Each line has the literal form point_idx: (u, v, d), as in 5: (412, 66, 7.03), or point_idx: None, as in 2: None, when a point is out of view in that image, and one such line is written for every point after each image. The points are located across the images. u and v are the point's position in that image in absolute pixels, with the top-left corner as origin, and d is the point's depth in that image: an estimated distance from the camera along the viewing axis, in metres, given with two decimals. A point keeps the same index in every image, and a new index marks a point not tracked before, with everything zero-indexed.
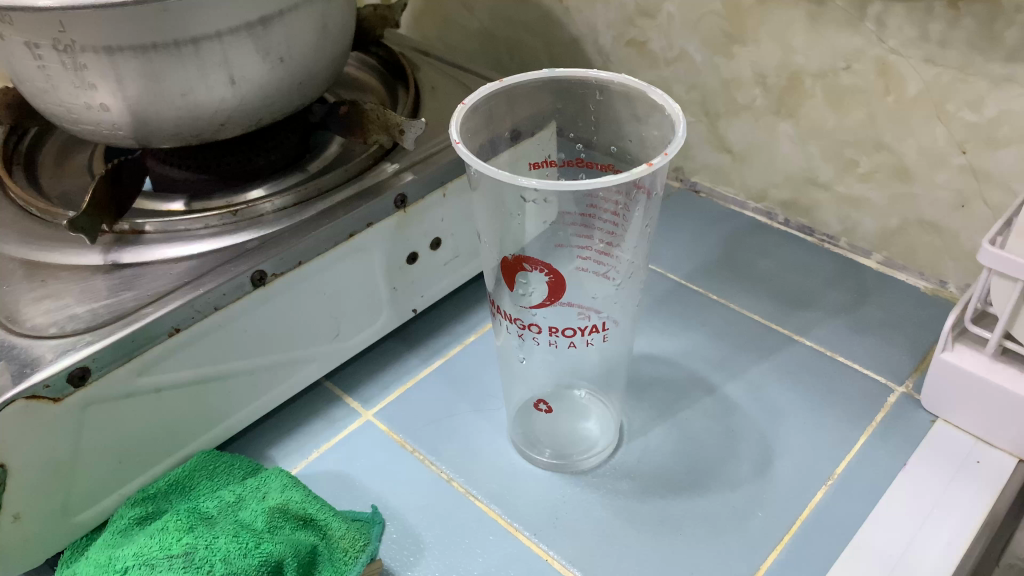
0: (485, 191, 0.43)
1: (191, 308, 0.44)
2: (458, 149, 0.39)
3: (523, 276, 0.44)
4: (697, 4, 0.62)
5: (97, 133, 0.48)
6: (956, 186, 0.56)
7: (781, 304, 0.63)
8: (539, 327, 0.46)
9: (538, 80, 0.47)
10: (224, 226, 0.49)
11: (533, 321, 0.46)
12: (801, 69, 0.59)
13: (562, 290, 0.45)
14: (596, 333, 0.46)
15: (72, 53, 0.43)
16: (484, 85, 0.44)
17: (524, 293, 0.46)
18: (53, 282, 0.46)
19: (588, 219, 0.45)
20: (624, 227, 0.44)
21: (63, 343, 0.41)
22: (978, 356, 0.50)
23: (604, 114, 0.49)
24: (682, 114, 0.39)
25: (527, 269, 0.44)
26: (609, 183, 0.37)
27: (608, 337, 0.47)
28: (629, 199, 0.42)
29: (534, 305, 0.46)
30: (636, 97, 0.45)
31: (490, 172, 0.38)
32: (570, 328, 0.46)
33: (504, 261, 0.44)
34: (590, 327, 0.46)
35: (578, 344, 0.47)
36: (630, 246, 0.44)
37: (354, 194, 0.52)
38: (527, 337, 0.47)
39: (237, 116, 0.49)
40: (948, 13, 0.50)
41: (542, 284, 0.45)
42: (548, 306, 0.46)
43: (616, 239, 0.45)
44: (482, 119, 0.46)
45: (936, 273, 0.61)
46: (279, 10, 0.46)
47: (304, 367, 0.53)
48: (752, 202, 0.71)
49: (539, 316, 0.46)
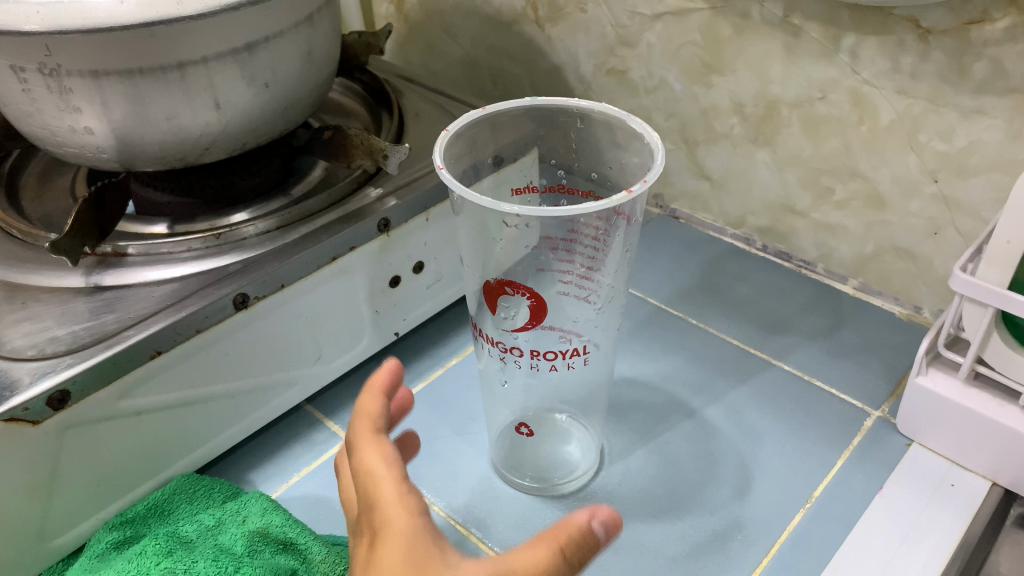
0: (466, 216, 0.44)
1: (173, 330, 0.44)
2: (442, 173, 0.39)
3: (505, 300, 0.45)
4: (676, 34, 0.64)
5: (81, 155, 0.48)
6: (928, 214, 0.57)
7: (759, 329, 0.63)
8: (520, 350, 0.46)
9: (520, 107, 0.48)
10: (207, 249, 0.49)
11: (514, 343, 0.46)
12: (778, 98, 0.61)
13: (543, 315, 0.45)
14: (577, 356, 0.47)
15: (57, 76, 0.43)
16: (468, 111, 0.45)
17: (507, 316, 0.45)
18: (33, 304, 0.45)
19: (571, 242, 0.46)
20: (606, 252, 0.45)
21: (42, 366, 0.41)
22: (951, 381, 0.50)
23: (585, 142, 0.50)
24: (661, 142, 0.40)
25: (509, 293, 0.45)
26: (589, 210, 0.38)
27: (589, 360, 0.48)
28: (610, 224, 0.42)
29: (516, 328, 0.45)
30: (615, 125, 0.46)
31: (473, 198, 0.38)
32: (551, 351, 0.46)
33: (488, 285, 0.45)
34: (572, 351, 0.46)
35: (558, 368, 0.47)
36: (611, 271, 0.45)
37: (336, 217, 0.52)
38: (507, 361, 0.48)
39: (221, 140, 0.50)
40: (918, 46, 0.51)
41: (524, 307, 0.45)
42: (529, 330, 0.45)
43: (598, 264, 0.46)
44: (465, 145, 0.47)
45: (911, 298, 0.62)
46: (265, 36, 0.47)
47: (286, 391, 0.53)
48: (730, 229, 0.72)
49: (521, 339, 0.46)
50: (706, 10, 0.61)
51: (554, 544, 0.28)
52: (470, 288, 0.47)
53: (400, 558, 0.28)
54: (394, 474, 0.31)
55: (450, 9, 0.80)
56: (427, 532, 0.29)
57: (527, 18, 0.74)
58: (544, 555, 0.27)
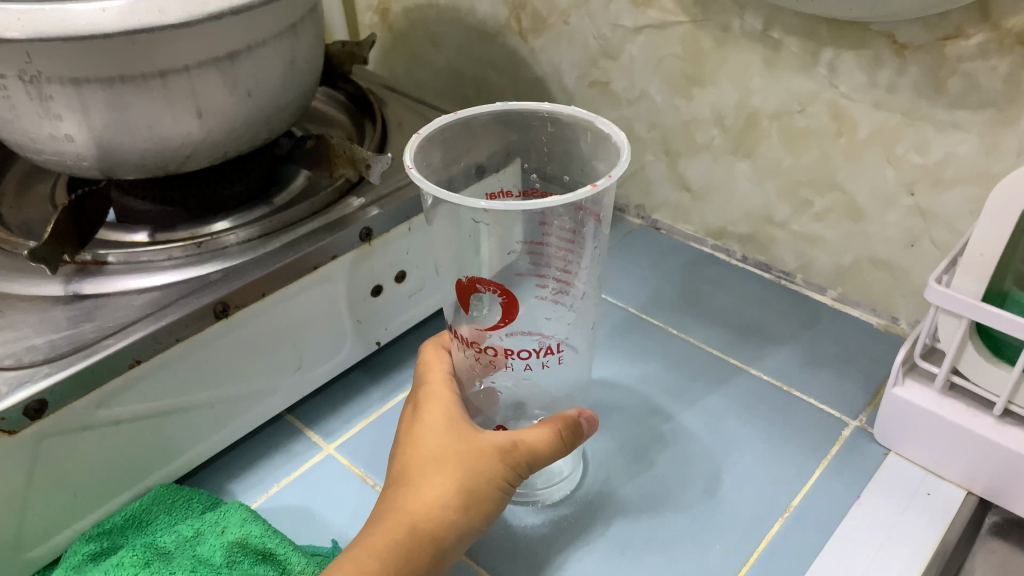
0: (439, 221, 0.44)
1: (152, 337, 0.43)
2: (410, 171, 0.39)
3: (477, 297, 0.44)
4: (658, 47, 0.64)
5: (62, 162, 0.48)
6: (905, 226, 0.58)
7: (739, 340, 0.64)
8: (495, 349, 0.45)
9: (493, 112, 0.48)
10: (188, 257, 0.49)
11: (488, 343, 0.45)
12: (758, 110, 0.61)
13: (515, 313, 0.45)
14: (551, 354, 0.46)
15: (38, 84, 0.43)
16: (440, 116, 0.44)
17: (478, 315, 0.45)
18: (11, 313, 0.45)
19: (542, 250, 0.46)
20: (579, 257, 0.46)
21: (18, 376, 0.41)
22: (927, 391, 0.51)
23: (556, 147, 0.49)
24: (626, 140, 0.40)
25: (480, 290, 0.44)
26: (557, 203, 0.37)
27: (563, 359, 0.47)
28: (578, 221, 0.43)
29: (489, 327, 0.45)
30: (588, 130, 0.45)
31: (440, 194, 0.38)
32: (525, 350, 0.45)
33: (460, 282, 0.45)
34: (545, 349, 0.46)
35: (533, 367, 0.47)
36: (586, 274, 0.46)
37: (319, 226, 0.52)
38: (482, 369, 0.47)
39: (204, 149, 0.50)
40: (895, 60, 0.52)
41: (496, 304, 0.44)
42: (501, 328, 0.45)
43: (572, 271, 0.46)
44: (438, 149, 0.46)
45: (889, 309, 0.63)
46: (248, 45, 0.47)
47: (267, 400, 0.53)
48: (711, 239, 0.73)
49: (495, 338, 0.45)
50: (687, 23, 0.61)
51: (554, 425, 0.44)
52: (447, 290, 0.47)
53: (444, 423, 0.43)
54: (441, 376, 0.47)
55: (434, 19, 0.80)
56: (460, 410, 0.44)
57: (510, 29, 0.75)
58: (545, 431, 0.43)
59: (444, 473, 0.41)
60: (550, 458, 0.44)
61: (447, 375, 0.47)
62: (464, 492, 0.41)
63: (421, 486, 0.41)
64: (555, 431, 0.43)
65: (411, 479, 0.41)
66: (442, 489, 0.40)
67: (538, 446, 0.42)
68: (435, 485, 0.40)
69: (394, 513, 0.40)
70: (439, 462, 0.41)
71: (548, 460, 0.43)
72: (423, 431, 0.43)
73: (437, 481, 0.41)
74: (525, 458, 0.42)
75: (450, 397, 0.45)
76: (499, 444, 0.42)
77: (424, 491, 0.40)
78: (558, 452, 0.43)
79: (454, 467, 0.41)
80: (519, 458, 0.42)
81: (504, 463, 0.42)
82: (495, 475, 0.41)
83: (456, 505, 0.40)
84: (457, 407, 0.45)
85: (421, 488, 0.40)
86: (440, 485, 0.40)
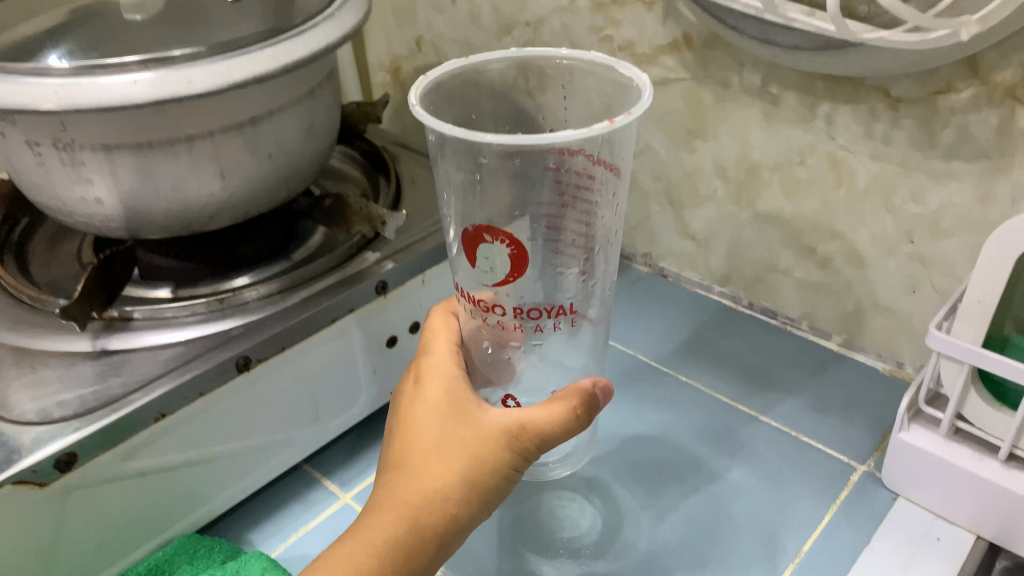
0: (439, 168, 0.41)
1: (177, 393, 0.45)
2: (415, 112, 0.38)
3: (485, 250, 0.40)
4: (660, 102, 0.67)
5: (91, 224, 0.51)
6: (905, 272, 0.59)
7: (748, 387, 0.65)
8: (502, 308, 0.41)
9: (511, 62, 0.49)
10: (211, 313, 0.51)
11: (495, 301, 0.41)
12: (758, 162, 0.63)
13: (526, 265, 0.40)
14: (563, 316, 0.42)
15: (71, 150, 0.46)
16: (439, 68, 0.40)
17: (485, 270, 0.40)
18: (42, 369, 0.47)
19: (561, 214, 0.42)
20: (599, 214, 0.41)
21: (50, 431, 0.42)
22: (932, 436, 0.52)
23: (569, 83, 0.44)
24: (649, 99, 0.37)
25: (487, 240, 0.39)
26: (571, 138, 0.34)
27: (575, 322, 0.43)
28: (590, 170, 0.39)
29: (495, 283, 0.40)
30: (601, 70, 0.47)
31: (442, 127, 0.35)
32: (535, 309, 0.41)
33: (465, 233, 0.40)
34: (557, 310, 0.42)
35: (544, 329, 0.43)
36: (606, 230, 0.42)
37: (337, 280, 0.54)
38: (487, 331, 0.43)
39: (227, 209, 0.52)
40: (889, 113, 0.54)
41: (505, 257, 0.40)
42: (511, 283, 0.40)
43: (593, 231, 0.42)
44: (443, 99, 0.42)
45: (893, 355, 0.64)
46: (269, 111, 0.50)
47: (286, 451, 0.54)
48: (717, 286, 0.74)
49: (503, 295, 0.41)
50: (688, 80, 0.64)
51: (567, 403, 0.41)
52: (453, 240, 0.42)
53: (446, 407, 0.42)
54: (448, 347, 0.45)
55: None
56: (466, 388, 0.43)
57: None
58: (557, 410, 0.41)
59: (445, 464, 0.40)
60: (562, 438, 0.42)
61: (452, 346, 0.46)
62: (467, 482, 0.40)
63: (422, 477, 0.40)
64: (568, 410, 0.41)
65: (413, 468, 0.40)
66: (444, 480, 0.40)
67: (548, 428, 0.40)
68: (436, 477, 0.40)
69: (393, 504, 0.39)
70: (442, 450, 0.40)
71: (559, 440, 0.42)
72: (425, 414, 0.42)
73: (438, 472, 0.40)
74: (532, 442, 0.41)
75: (454, 373, 0.44)
76: (504, 430, 0.40)
77: (424, 482, 0.40)
78: (569, 431, 0.41)
79: (457, 456, 0.40)
80: (527, 442, 0.40)
81: (510, 448, 0.40)
82: (500, 462, 0.40)
83: (459, 496, 0.40)
84: (461, 385, 0.43)
85: (423, 478, 0.40)
86: (442, 476, 0.40)
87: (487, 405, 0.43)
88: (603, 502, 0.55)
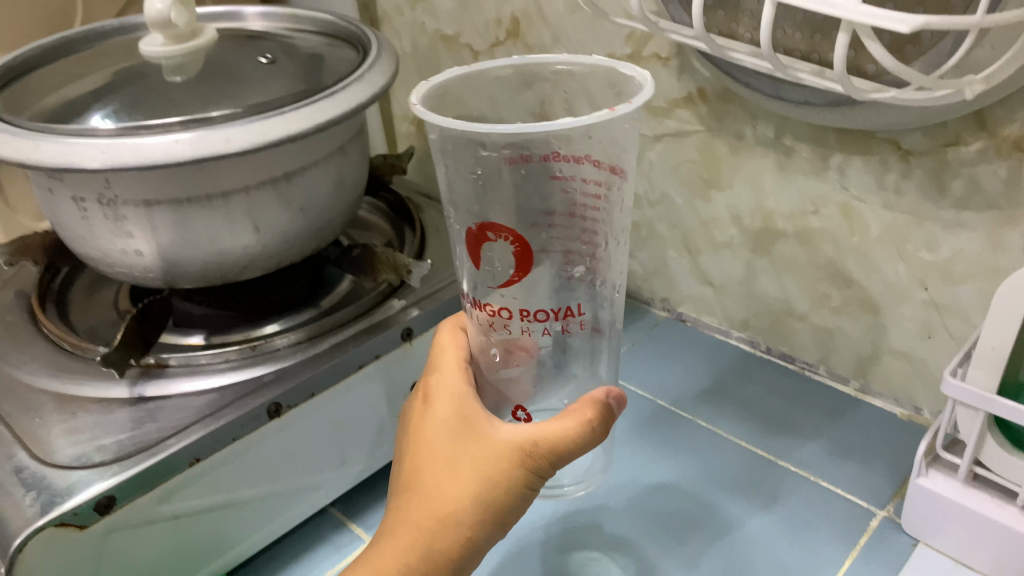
0: (442, 169, 0.40)
1: (211, 438, 0.47)
2: (416, 109, 0.37)
3: (488, 248, 0.40)
4: (676, 154, 0.69)
5: (130, 274, 0.53)
6: (920, 318, 0.60)
7: (766, 432, 0.65)
8: (509, 311, 0.41)
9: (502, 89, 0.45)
10: (242, 359, 0.53)
11: (502, 305, 0.41)
12: (773, 211, 0.65)
13: (531, 265, 0.40)
14: (571, 318, 0.42)
15: (114, 205, 0.49)
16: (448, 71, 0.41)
17: (489, 270, 0.40)
18: (82, 414, 0.49)
19: (569, 233, 0.41)
20: (608, 223, 0.40)
21: (90, 474, 0.44)
22: (950, 481, 0.52)
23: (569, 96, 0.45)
24: (651, 81, 0.37)
25: (491, 238, 0.39)
26: (568, 126, 0.34)
27: (585, 324, 0.43)
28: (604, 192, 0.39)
29: (500, 284, 0.40)
30: (604, 80, 0.43)
31: (446, 121, 0.35)
32: (542, 311, 0.41)
33: (468, 233, 0.40)
34: (563, 311, 0.41)
35: (554, 332, 0.42)
36: (613, 235, 0.41)
37: (364, 327, 0.56)
38: (492, 338, 0.43)
39: (259, 260, 0.54)
40: (901, 164, 0.55)
41: (508, 254, 0.39)
42: (516, 283, 0.40)
43: (600, 243, 0.41)
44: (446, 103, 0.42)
45: (911, 400, 0.64)
46: (302, 167, 0.52)
47: (312, 495, 0.55)
48: (735, 331, 0.75)
49: (508, 296, 0.41)
50: (703, 132, 0.66)
51: (579, 416, 0.41)
52: (454, 242, 0.42)
53: (457, 426, 0.43)
54: (456, 361, 0.46)
55: None
56: (476, 404, 0.43)
57: None
58: (568, 424, 0.41)
59: (458, 485, 0.41)
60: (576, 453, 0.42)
61: (461, 359, 0.46)
62: (480, 504, 0.41)
63: (436, 499, 0.41)
64: (580, 425, 0.41)
65: (427, 490, 0.42)
66: (456, 504, 0.41)
67: (560, 447, 0.41)
68: (450, 499, 0.41)
69: (408, 528, 0.41)
70: (453, 473, 0.41)
71: (573, 456, 0.42)
72: (436, 433, 0.43)
73: (452, 494, 0.41)
74: (545, 461, 0.41)
75: (464, 388, 0.44)
76: (515, 448, 0.41)
77: (437, 505, 0.41)
78: (583, 448, 0.41)
79: (469, 479, 0.41)
80: (539, 461, 0.41)
81: (521, 469, 0.41)
82: (513, 483, 0.41)
83: (472, 519, 0.41)
84: (471, 400, 0.43)
85: (436, 502, 0.41)
86: (455, 500, 0.41)
87: (498, 420, 0.43)
88: (626, 559, 0.56)
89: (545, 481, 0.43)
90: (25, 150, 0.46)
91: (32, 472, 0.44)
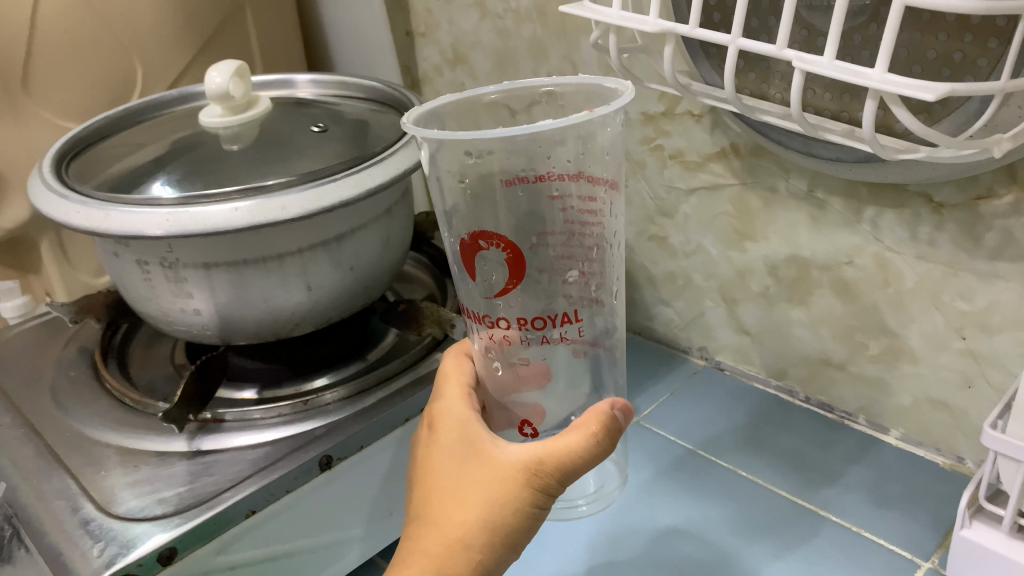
0: (435, 184, 0.43)
1: (266, 491, 0.49)
2: (408, 126, 0.39)
3: (482, 258, 0.42)
4: (709, 207, 0.71)
5: (188, 332, 0.56)
6: (959, 367, 0.60)
7: (807, 482, 0.66)
8: (507, 322, 0.43)
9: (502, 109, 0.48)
10: (295, 414, 0.55)
11: (501, 315, 0.43)
12: (808, 262, 0.66)
13: (524, 271, 0.43)
14: (569, 324, 0.44)
15: (175, 268, 0.52)
16: (445, 95, 0.45)
17: (485, 281, 0.43)
18: (144, 467, 0.51)
19: (568, 249, 0.44)
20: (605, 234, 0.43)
21: (154, 526, 0.46)
22: (994, 532, 0.52)
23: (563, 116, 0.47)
24: (631, 89, 0.39)
25: (483, 247, 0.42)
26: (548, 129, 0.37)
27: (585, 329, 0.44)
28: (599, 204, 0.42)
29: (495, 293, 0.43)
30: (591, 98, 0.45)
31: (435, 133, 0.37)
32: (538, 319, 0.43)
33: (462, 242, 0.43)
34: (562, 318, 0.44)
35: (552, 341, 0.44)
36: (608, 240, 0.43)
37: (410, 380, 0.58)
38: (496, 351, 0.45)
39: (310, 317, 0.56)
40: (933, 217, 0.56)
41: (502, 261, 0.42)
42: (511, 290, 0.43)
43: (602, 254, 0.43)
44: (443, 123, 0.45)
45: (952, 449, 0.64)
46: (350, 229, 0.55)
47: (352, 550, 0.55)
48: (773, 380, 0.76)
49: (507, 305, 0.43)
50: (736, 185, 0.68)
51: (584, 429, 0.41)
52: (450, 254, 0.44)
53: (463, 452, 0.44)
54: (458, 389, 0.47)
55: None
56: (481, 428, 0.44)
57: None
58: (571, 440, 0.41)
59: (464, 511, 0.42)
60: (584, 469, 0.42)
61: (466, 386, 0.47)
62: (488, 528, 0.41)
63: (444, 526, 0.42)
64: (583, 438, 0.41)
65: (437, 519, 0.43)
66: (465, 529, 0.42)
67: (564, 463, 0.41)
68: (457, 525, 0.42)
69: (418, 557, 0.42)
70: (460, 500, 0.42)
71: (581, 472, 0.42)
72: (443, 462, 0.44)
73: (458, 520, 0.42)
74: (550, 479, 0.41)
75: (466, 414, 0.45)
76: (517, 468, 0.41)
77: (446, 533, 0.42)
78: (589, 462, 0.41)
79: (475, 503, 0.42)
80: (545, 480, 0.41)
81: (527, 488, 0.41)
82: (520, 503, 0.41)
83: (481, 543, 0.41)
84: (473, 424, 0.45)
85: (445, 530, 0.42)
86: (463, 525, 0.42)
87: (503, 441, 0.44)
88: None
89: (557, 497, 0.43)
90: (96, 219, 0.49)
91: (99, 524, 0.46)
